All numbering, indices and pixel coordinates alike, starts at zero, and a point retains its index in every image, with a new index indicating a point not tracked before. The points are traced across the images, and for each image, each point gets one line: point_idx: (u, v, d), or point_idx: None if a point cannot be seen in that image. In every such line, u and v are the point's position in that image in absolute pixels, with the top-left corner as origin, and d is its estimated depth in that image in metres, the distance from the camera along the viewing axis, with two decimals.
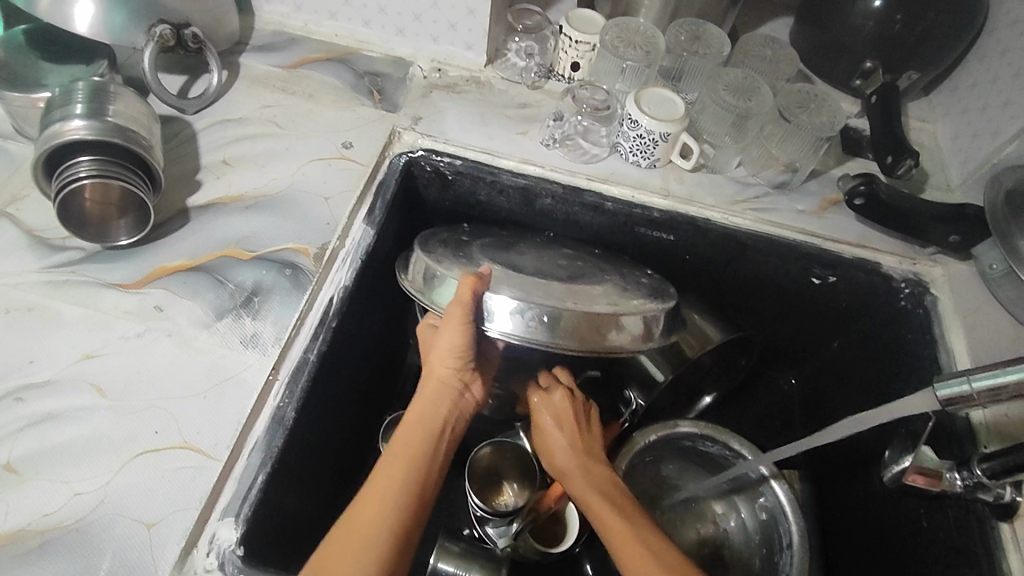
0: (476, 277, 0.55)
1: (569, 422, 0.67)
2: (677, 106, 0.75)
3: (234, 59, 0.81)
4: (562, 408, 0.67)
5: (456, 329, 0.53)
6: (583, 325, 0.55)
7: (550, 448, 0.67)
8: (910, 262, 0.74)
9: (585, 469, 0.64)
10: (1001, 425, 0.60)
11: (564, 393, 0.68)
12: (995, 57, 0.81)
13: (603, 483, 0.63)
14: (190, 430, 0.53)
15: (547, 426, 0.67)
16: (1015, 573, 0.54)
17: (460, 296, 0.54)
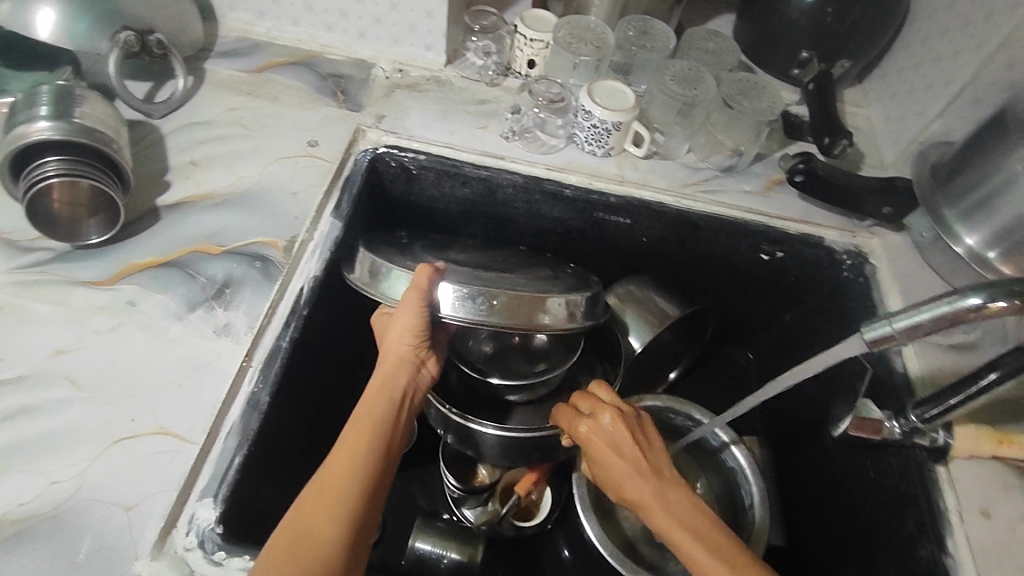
0: (433, 266, 0.58)
1: (626, 446, 0.60)
2: (627, 96, 0.79)
3: (199, 65, 0.83)
4: (615, 431, 0.61)
5: (415, 310, 0.56)
6: (515, 306, 0.58)
7: (617, 479, 0.59)
8: (850, 235, 0.80)
9: (661, 495, 0.56)
10: (933, 376, 0.66)
11: (614, 415, 0.61)
12: (918, 44, 0.88)
13: (685, 508, 0.56)
14: (166, 416, 0.55)
15: (606, 454, 0.60)
16: (950, 509, 0.60)
17: (419, 281, 0.56)
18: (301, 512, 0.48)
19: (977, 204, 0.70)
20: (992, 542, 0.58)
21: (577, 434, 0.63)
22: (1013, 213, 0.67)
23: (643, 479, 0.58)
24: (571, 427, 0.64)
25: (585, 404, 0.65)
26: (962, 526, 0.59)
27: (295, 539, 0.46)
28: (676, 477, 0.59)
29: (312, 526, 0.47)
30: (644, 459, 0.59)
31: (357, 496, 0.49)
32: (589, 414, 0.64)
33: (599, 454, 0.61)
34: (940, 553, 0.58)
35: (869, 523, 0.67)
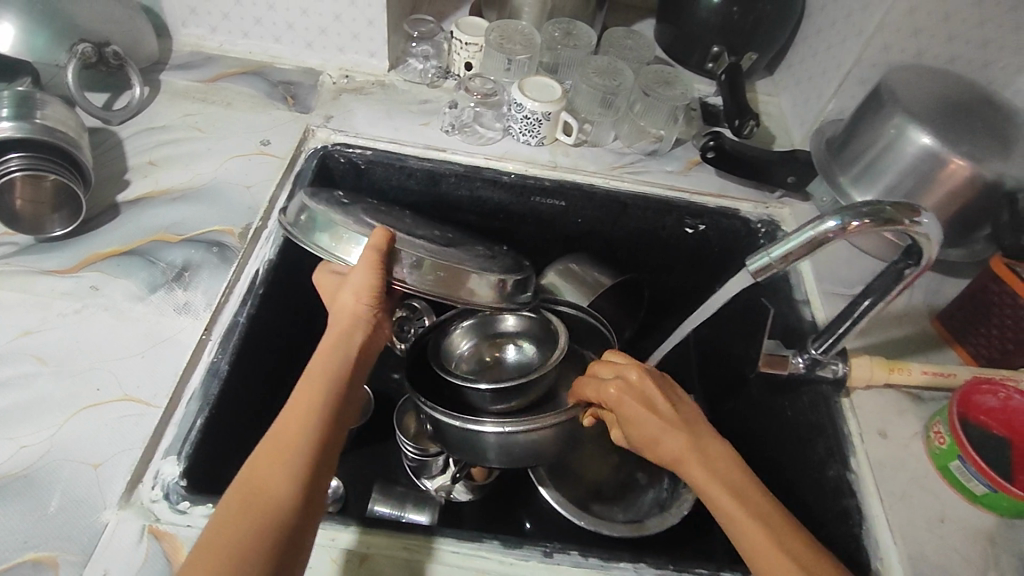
0: (388, 231, 0.63)
1: (657, 402, 0.61)
2: (555, 89, 0.87)
3: (155, 76, 0.88)
4: (645, 388, 0.62)
5: (366, 273, 0.60)
6: (445, 277, 0.65)
7: (650, 435, 0.59)
8: (763, 207, 0.88)
9: (698, 449, 0.57)
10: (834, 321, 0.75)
11: (642, 373, 0.63)
12: (813, 36, 0.98)
13: (723, 465, 0.56)
14: (131, 385, 0.59)
15: (636, 409, 0.60)
16: (853, 433, 0.68)
17: (375, 249, 0.61)
18: (259, 462, 0.48)
19: (864, 169, 0.79)
20: (887, 457, 0.66)
21: (604, 397, 0.63)
22: (893, 174, 0.77)
23: (675, 433, 0.58)
24: (597, 391, 0.64)
25: (607, 369, 0.65)
26: (862, 446, 0.67)
27: (250, 489, 0.47)
28: (711, 433, 0.59)
29: (269, 475, 0.47)
30: (677, 416, 0.59)
31: (314, 450, 0.49)
32: (613, 377, 0.64)
33: (628, 411, 0.61)
34: (845, 471, 0.65)
35: (789, 457, 0.74)
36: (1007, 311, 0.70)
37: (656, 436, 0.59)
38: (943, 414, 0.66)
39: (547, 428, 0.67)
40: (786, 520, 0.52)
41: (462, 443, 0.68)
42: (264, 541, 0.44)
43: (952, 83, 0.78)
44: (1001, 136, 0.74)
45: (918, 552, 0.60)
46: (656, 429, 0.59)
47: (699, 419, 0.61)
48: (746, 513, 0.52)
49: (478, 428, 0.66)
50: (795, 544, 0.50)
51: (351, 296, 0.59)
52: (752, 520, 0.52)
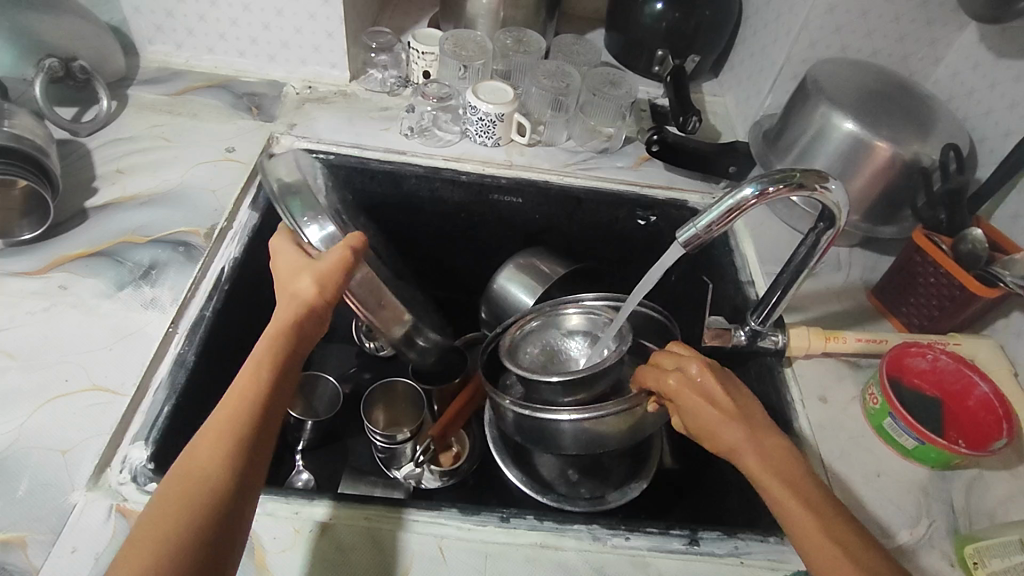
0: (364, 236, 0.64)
1: (719, 395, 0.57)
2: (507, 93, 0.92)
3: (122, 91, 0.91)
4: (705, 381, 0.58)
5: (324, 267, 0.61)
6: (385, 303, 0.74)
7: (709, 427, 0.57)
8: (710, 197, 0.93)
9: (759, 445, 0.55)
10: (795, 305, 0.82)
11: (702, 366, 0.59)
12: (749, 38, 1.05)
13: (783, 462, 0.54)
14: (99, 375, 0.61)
15: (697, 401, 0.58)
16: (794, 398, 0.72)
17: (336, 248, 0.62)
18: (199, 444, 0.48)
19: (797, 156, 0.85)
20: (827, 419, 0.71)
21: (665, 388, 0.60)
22: (824, 158, 0.82)
23: (733, 427, 0.56)
24: (657, 382, 0.61)
25: (670, 360, 0.62)
26: (804, 410, 0.71)
27: (188, 474, 0.47)
28: (772, 429, 0.56)
29: (206, 457, 0.47)
30: (736, 410, 0.56)
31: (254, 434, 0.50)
32: (675, 369, 0.61)
33: (687, 402, 0.58)
34: (788, 435, 0.69)
35: None
36: (930, 279, 0.75)
37: (715, 429, 0.56)
38: (876, 377, 0.70)
39: (615, 414, 0.68)
40: (843, 517, 0.50)
41: (538, 430, 0.71)
42: (204, 527, 0.44)
43: (871, 73, 0.84)
44: (917, 119, 0.80)
45: (858, 504, 0.64)
46: (715, 421, 0.56)
47: (756, 412, 0.58)
48: (803, 510, 0.50)
49: (554, 417, 0.68)
50: (854, 542, 0.47)
51: (305, 282, 0.60)
52: (807, 516, 0.49)
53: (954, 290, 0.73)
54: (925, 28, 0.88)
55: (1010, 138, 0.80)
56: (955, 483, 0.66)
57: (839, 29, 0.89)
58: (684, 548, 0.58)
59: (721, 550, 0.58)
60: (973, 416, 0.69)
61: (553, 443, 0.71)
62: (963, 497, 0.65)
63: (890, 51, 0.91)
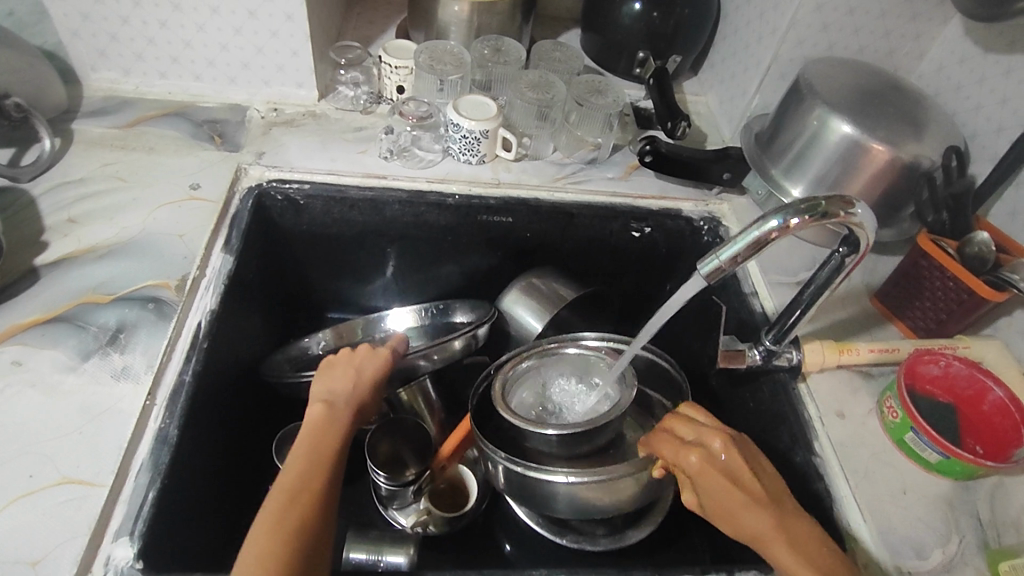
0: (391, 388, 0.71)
1: (743, 475, 0.56)
2: (490, 108, 0.87)
3: (66, 125, 0.83)
4: (728, 459, 0.57)
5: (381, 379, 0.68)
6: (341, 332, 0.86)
7: (732, 513, 0.55)
8: (703, 204, 0.90)
9: (789, 534, 0.53)
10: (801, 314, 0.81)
11: (724, 442, 0.58)
12: (730, 34, 1.02)
13: (810, 546, 0.53)
14: (69, 466, 0.55)
15: (720, 483, 0.56)
16: (812, 416, 0.70)
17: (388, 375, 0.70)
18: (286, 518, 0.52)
19: (793, 161, 0.83)
20: (848, 436, 0.69)
21: (683, 465, 0.58)
22: (820, 163, 0.80)
23: (757, 512, 0.54)
24: (677, 456, 0.59)
25: (688, 432, 0.61)
26: (823, 428, 0.69)
27: (278, 549, 0.50)
28: (798, 512, 0.55)
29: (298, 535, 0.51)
30: (763, 492, 0.56)
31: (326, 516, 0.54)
32: (694, 442, 0.59)
33: (711, 484, 0.56)
34: (810, 456, 0.68)
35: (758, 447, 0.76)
36: (936, 283, 0.74)
37: (738, 514, 0.55)
38: (893, 389, 0.69)
39: (622, 477, 0.64)
40: None
41: (533, 492, 0.67)
42: None
43: (863, 72, 0.82)
44: (913, 119, 0.78)
45: (888, 527, 0.63)
46: (739, 506, 0.55)
47: (781, 491, 0.57)
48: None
49: (550, 480, 0.64)
50: None
51: (366, 389, 0.66)
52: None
53: (963, 294, 0.71)
54: (910, 22, 0.86)
55: (1003, 134, 0.79)
56: (979, 494, 0.66)
57: (826, 27, 0.86)
58: None
59: None
60: (989, 422, 0.68)
61: (551, 504, 0.67)
62: (988, 508, 0.65)
63: (876, 47, 0.89)
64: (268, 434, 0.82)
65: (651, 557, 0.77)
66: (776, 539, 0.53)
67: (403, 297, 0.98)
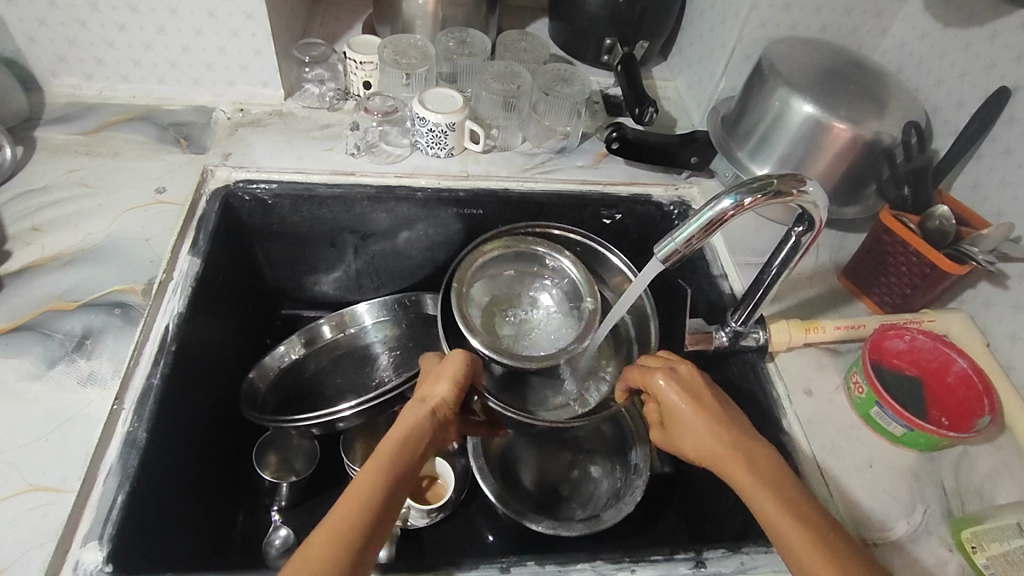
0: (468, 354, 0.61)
1: (706, 398, 0.59)
2: (456, 100, 0.87)
3: (28, 133, 0.83)
4: (694, 383, 0.60)
5: (463, 375, 0.60)
6: (317, 333, 0.87)
7: (691, 430, 0.57)
8: (673, 189, 0.90)
9: (749, 462, 0.54)
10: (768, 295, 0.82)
11: (691, 368, 0.61)
12: (697, 18, 1.02)
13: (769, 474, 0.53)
14: (37, 473, 0.55)
15: (683, 403, 0.58)
16: (780, 394, 0.71)
17: (467, 365, 0.60)
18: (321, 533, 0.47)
19: (757, 143, 0.83)
20: (815, 413, 0.70)
21: (650, 384, 0.61)
22: (785, 144, 0.80)
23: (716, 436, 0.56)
24: (643, 378, 0.62)
25: (657, 359, 0.64)
26: (791, 406, 0.70)
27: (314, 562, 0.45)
28: (762, 445, 0.56)
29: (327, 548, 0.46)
30: (723, 416, 0.57)
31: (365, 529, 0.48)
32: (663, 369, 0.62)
33: (673, 403, 0.59)
34: (778, 434, 0.69)
35: None
36: (900, 258, 0.74)
37: (696, 432, 0.57)
38: (859, 364, 0.69)
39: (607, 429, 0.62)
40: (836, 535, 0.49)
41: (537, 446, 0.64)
42: None
43: (825, 51, 0.82)
44: (874, 97, 0.78)
45: (854, 500, 0.64)
46: (700, 425, 0.57)
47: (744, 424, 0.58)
48: (795, 527, 0.49)
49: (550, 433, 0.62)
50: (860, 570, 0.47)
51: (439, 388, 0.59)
52: (796, 525, 0.49)
53: (925, 268, 0.72)
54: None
55: (964, 108, 0.80)
56: (943, 464, 0.67)
57: (788, 7, 0.86)
58: (691, 572, 0.57)
59: (729, 569, 0.57)
60: (953, 392, 0.69)
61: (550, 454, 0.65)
62: (953, 478, 0.66)
63: (839, 25, 0.89)
64: (242, 435, 0.83)
65: (630, 541, 0.77)
66: (731, 460, 0.55)
67: (379, 293, 0.98)
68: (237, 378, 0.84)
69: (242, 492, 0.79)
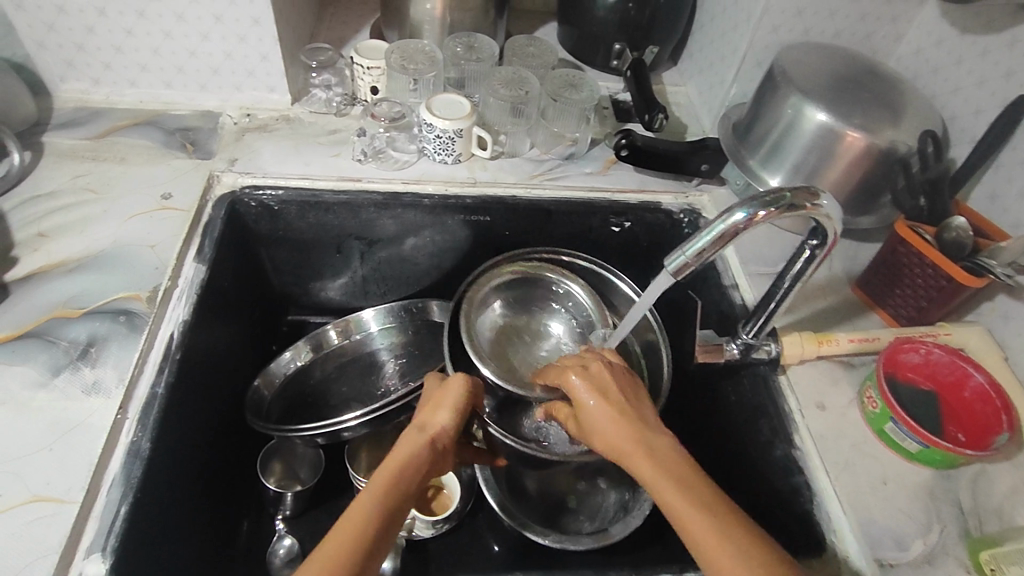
0: (469, 379, 0.60)
1: (612, 392, 0.57)
2: (464, 106, 0.86)
3: (35, 138, 0.82)
4: (603, 377, 0.59)
5: (461, 403, 0.58)
6: (321, 339, 0.86)
7: (595, 425, 0.56)
8: (683, 197, 0.89)
9: (643, 445, 0.53)
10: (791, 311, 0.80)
11: (602, 363, 0.60)
12: (708, 22, 1.01)
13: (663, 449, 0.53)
14: (40, 483, 0.54)
15: (591, 396, 0.57)
16: (792, 408, 0.70)
17: (466, 393, 0.59)
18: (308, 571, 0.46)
19: (769, 151, 0.82)
20: (829, 428, 0.69)
21: (562, 381, 0.60)
22: (797, 152, 0.79)
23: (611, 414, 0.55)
24: (558, 374, 0.61)
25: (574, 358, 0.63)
26: (803, 420, 0.69)
27: None
28: (660, 427, 0.55)
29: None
30: (627, 409, 0.56)
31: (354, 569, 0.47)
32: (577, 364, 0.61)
33: (581, 397, 0.58)
34: (790, 449, 0.67)
35: (740, 439, 0.76)
36: (915, 270, 0.73)
37: (600, 426, 0.56)
38: (872, 378, 0.68)
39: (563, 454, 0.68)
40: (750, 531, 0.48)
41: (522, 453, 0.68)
42: None
43: (839, 58, 0.81)
44: (889, 104, 0.77)
45: (868, 518, 0.62)
46: (606, 419, 0.55)
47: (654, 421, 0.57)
48: (688, 505, 0.48)
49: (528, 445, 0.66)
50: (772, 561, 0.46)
51: (439, 416, 0.58)
52: (699, 519, 0.48)
53: (941, 280, 0.70)
54: (887, 5, 0.85)
55: (982, 116, 0.78)
56: (960, 482, 0.65)
57: (801, 13, 0.85)
58: None
59: None
60: (970, 408, 0.67)
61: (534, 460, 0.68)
62: (970, 496, 0.64)
63: (853, 30, 0.88)
64: (247, 443, 0.82)
65: (638, 554, 0.76)
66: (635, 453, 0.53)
67: (385, 299, 0.98)
68: (242, 385, 0.84)
69: (246, 500, 0.79)
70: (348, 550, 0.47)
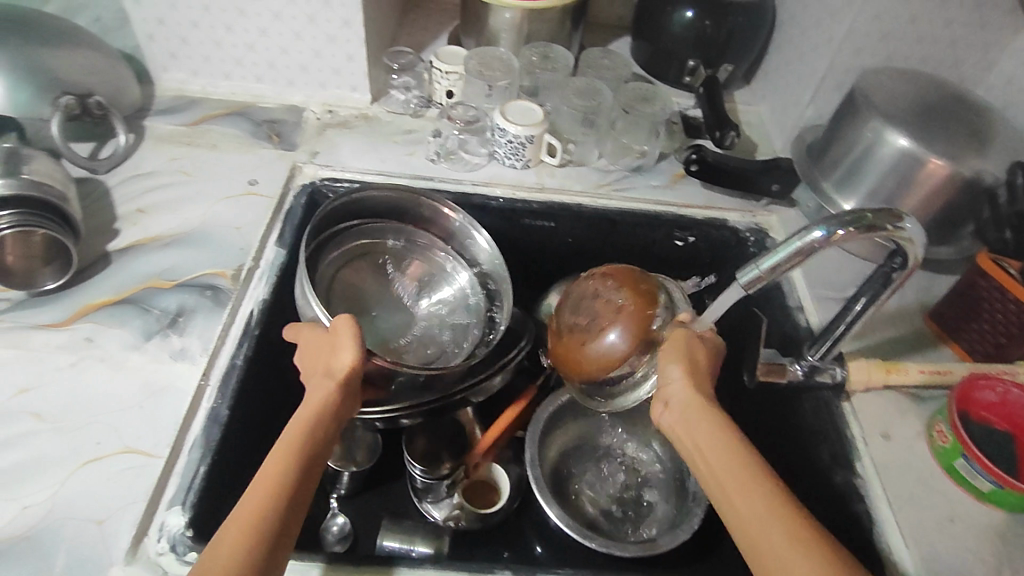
0: (353, 322, 0.60)
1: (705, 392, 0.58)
2: (536, 113, 0.88)
3: (139, 122, 0.89)
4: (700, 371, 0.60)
5: (356, 339, 0.59)
6: None
7: (686, 416, 0.57)
8: (750, 215, 0.89)
9: (729, 442, 0.54)
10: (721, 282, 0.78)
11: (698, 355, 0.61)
12: (785, 43, 1.00)
13: (734, 452, 0.53)
14: (131, 436, 0.59)
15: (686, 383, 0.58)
16: (855, 436, 0.68)
17: (354, 330, 0.60)
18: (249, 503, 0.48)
19: (845, 174, 0.80)
20: (893, 459, 0.67)
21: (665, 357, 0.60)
22: (874, 177, 0.78)
23: (692, 407, 0.57)
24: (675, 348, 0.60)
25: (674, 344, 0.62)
26: (866, 449, 0.67)
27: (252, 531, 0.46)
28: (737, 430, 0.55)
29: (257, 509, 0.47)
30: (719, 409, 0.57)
31: (281, 499, 0.49)
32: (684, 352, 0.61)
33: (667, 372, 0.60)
34: (852, 476, 0.66)
35: (797, 462, 0.75)
36: (996, 305, 0.70)
37: (694, 418, 0.56)
38: (944, 413, 0.66)
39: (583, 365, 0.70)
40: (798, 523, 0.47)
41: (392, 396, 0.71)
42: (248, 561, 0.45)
43: (924, 84, 0.79)
44: (976, 133, 0.74)
45: (932, 555, 0.60)
46: (697, 409, 0.57)
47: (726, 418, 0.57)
48: (753, 494, 0.49)
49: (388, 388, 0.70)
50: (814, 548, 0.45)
51: (340, 360, 0.59)
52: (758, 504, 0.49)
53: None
54: (979, 32, 0.83)
55: None
56: None
57: (885, 36, 0.84)
58: None
59: None
60: None
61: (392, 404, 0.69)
62: None
63: (940, 58, 0.86)
64: None
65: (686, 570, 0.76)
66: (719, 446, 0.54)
67: None
68: None
69: None
70: (282, 480, 0.50)
